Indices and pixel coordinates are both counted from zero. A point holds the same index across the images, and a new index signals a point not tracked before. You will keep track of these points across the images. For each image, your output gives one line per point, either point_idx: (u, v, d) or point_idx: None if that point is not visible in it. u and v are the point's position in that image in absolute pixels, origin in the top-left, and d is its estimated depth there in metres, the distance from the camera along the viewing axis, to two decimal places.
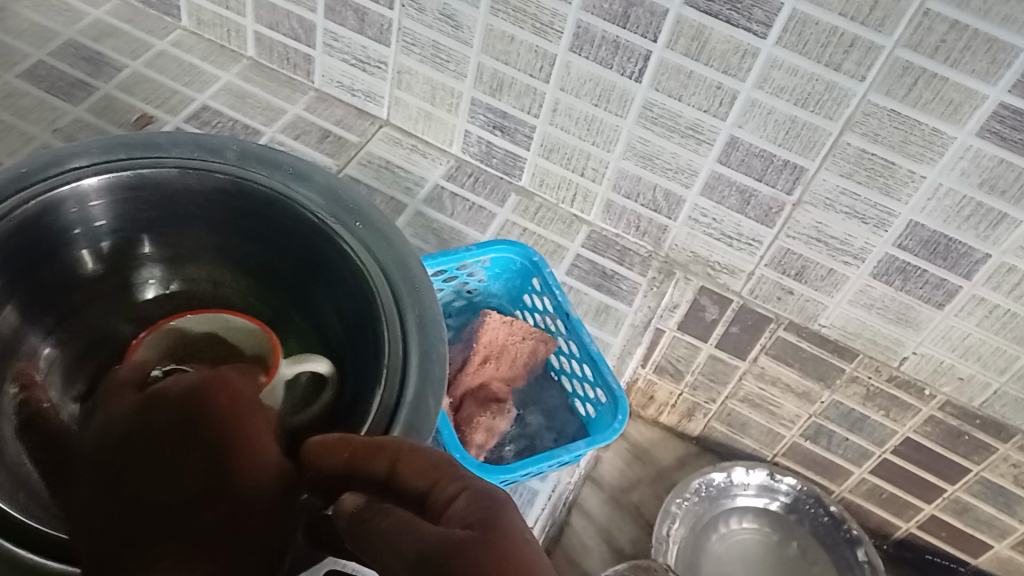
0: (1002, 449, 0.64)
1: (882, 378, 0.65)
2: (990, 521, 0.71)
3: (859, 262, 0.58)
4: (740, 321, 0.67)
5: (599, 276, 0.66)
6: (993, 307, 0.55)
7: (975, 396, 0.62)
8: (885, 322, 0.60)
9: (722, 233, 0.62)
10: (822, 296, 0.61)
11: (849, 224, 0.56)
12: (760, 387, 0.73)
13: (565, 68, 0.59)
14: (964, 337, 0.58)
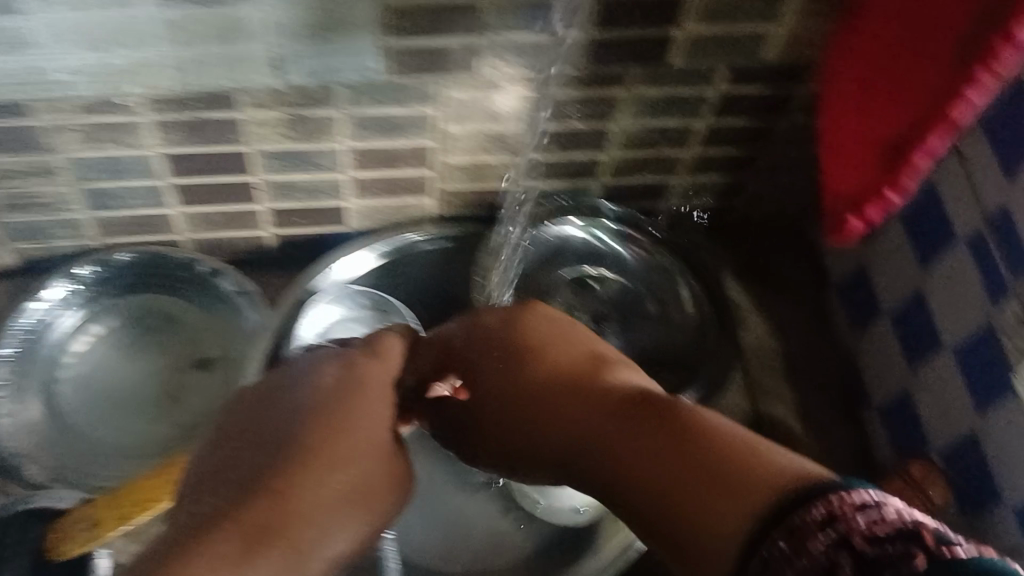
0: (569, 162, 0.85)
1: (508, 120, 0.78)
2: (649, 170, 0.86)
3: (355, 88, 0.72)
4: (277, 159, 0.77)
5: (251, 166, 0.77)
6: (483, 73, 0.73)
7: (580, 118, 0.80)
8: (478, 85, 0.74)
9: (306, 94, 0.71)
10: (402, 109, 0.74)
11: (332, 53, 0.68)
12: (199, 210, 0.81)
13: (28, 95, 0.67)
14: (493, 79, 0.73)
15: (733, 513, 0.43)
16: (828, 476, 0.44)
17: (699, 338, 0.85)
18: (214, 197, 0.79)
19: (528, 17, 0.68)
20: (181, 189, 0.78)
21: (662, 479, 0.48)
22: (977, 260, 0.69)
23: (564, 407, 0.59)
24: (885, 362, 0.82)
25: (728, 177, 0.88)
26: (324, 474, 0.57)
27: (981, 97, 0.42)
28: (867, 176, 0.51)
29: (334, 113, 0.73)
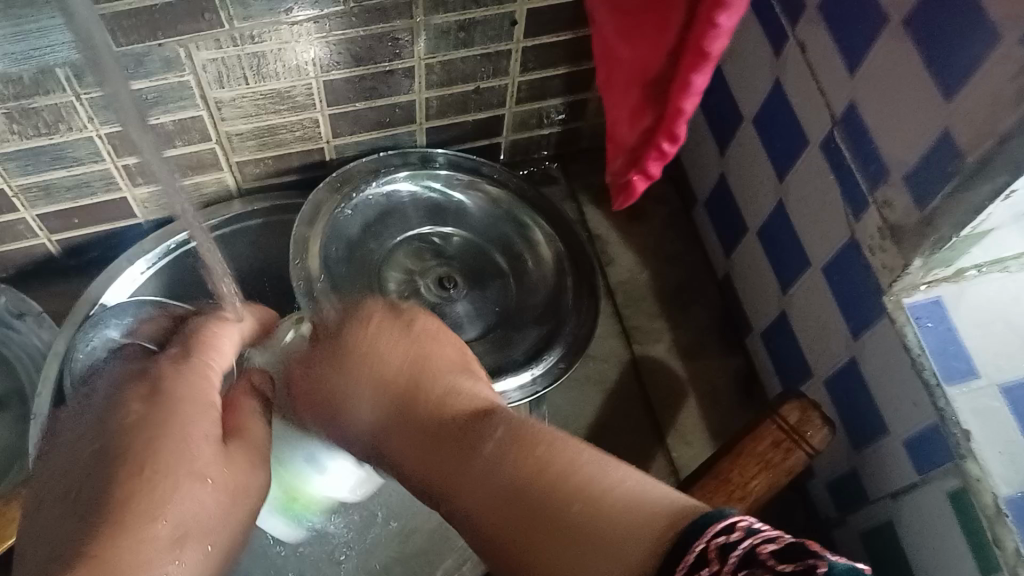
0: (373, 113, 0.72)
1: (281, 83, 0.66)
2: (472, 111, 0.76)
3: (72, 67, 0.59)
4: (15, 159, 0.65)
5: None
6: (230, 28, 0.60)
7: (376, 66, 0.67)
8: (235, 51, 0.62)
9: (22, 88, 0.60)
10: (149, 88, 0.63)
11: (31, 37, 0.56)
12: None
13: None
14: (248, 33, 0.60)
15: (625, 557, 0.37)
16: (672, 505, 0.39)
17: (557, 288, 0.75)
18: None
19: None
20: None
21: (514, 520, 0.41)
22: (832, 167, 0.60)
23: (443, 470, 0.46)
24: (757, 281, 0.74)
25: (564, 99, 0.78)
26: (157, 509, 0.43)
27: (731, 17, 0.32)
28: (643, 117, 0.41)
29: (66, 103, 0.62)
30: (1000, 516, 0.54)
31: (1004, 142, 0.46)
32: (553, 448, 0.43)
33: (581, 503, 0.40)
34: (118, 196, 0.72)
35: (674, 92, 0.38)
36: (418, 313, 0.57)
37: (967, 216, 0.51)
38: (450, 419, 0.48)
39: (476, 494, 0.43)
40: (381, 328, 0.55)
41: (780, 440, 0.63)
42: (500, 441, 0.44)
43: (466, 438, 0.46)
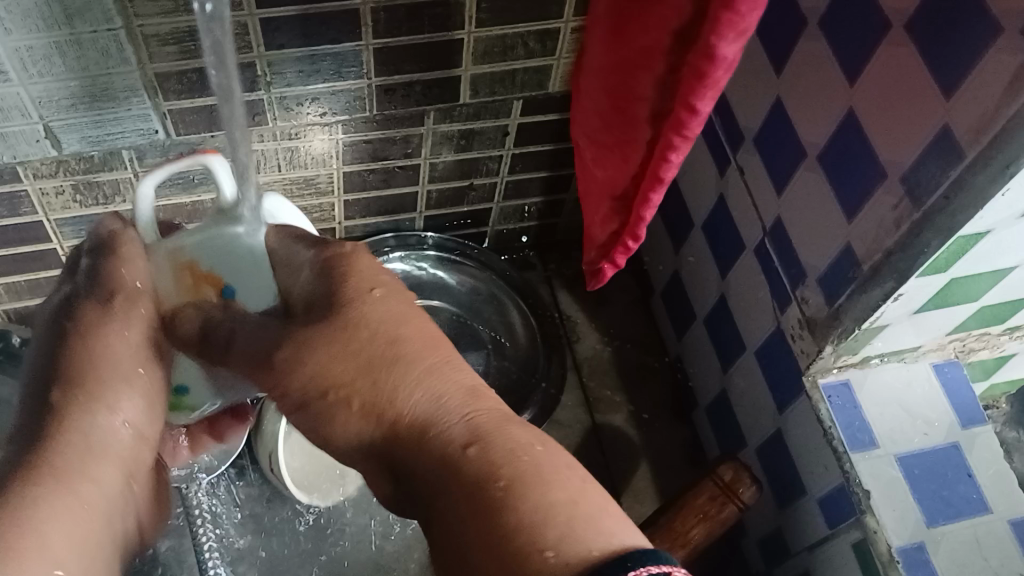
0: (381, 200, 0.84)
1: (305, 170, 0.78)
2: (463, 204, 0.88)
3: (135, 150, 0.71)
4: (73, 223, 0.76)
5: (45, 234, 0.76)
6: (273, 126, 0.72)
7: (388, 162, 0.80)
8: (275, 145, 0.74)
9: (92, 164, 0.71)
10: (196, 169, 0.75)
11: (107, 123, 0.67)
12: (3, 278, 0.80)
13: None
14: (288, 131, 0.73)
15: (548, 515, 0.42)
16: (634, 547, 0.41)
17: (532, 359, 0.87)
18: (16, 266, 0.79)
19: (303, 70, 0.67)
20: None
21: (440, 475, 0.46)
22: (763, 267, 0.73)
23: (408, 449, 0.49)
24: (701, 361, 0.86)
25: (544, 199, 0.90)
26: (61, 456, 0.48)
27: (679, 158, 0.45)
28: (611, 223, 0.53)
29: (123, 181, 0.73)
30: (892, 562, 0.65)
31: (889, 255, 0.59)
32: (525, 469, 0.44)
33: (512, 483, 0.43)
34: None
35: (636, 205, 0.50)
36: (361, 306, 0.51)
37: (865, 312, 0.63)
38: (440, 444, 0.47)
39: (454, 518, 0.45)
40: (382, 385, 0.49)
41: (716, 495, 0.74)
42: (464, 441, 0.47)
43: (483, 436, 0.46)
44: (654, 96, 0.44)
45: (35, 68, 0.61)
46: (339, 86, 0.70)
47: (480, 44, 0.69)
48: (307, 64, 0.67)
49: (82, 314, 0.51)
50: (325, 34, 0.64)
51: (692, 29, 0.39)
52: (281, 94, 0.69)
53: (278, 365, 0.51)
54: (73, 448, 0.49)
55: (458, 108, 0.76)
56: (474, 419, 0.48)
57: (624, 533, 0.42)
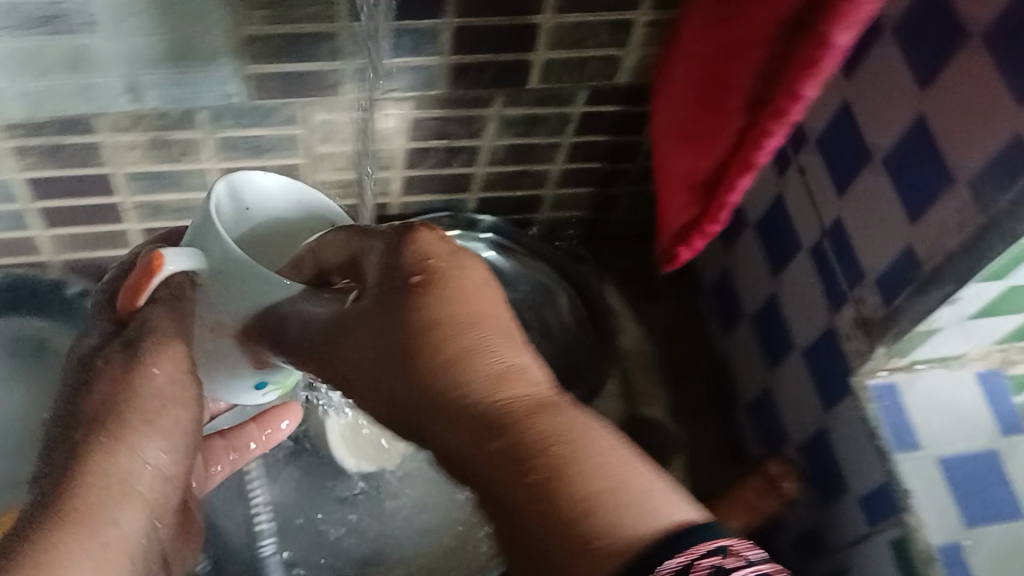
0: (440, 179, 0.86)
1: (373, 142, 0.80)
2: (518, 189, 0.89)
3: (212, 111, 0.72)
4: (141, 180, 0.77)
5: (108, 188, 0.77)
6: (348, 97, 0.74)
7: (449, 140, 0.81)
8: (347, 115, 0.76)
9: (167, 122, 0.72)
10: (265, 135, 0.76)
11: (188, 83, 0.69)
12: (66, 231, 0.81)
13: None
14: (361, 102, 0.75)
15: (583, 521, 0.42)
16: (693, 515, 0.43)
17: (579, 345, 0.89)
18: (80, 221, 0.80)
19: (385, 44, 0.69)
20: (46, 213, 0.78)
21: (467, 460, 0.47)
22: (818, 267, 0.75)
23: (436, 428, 0.49)
24: (746, 360, 0.88)
25: (597, 192, 0.92)
26: (94, 463, 0.48)
27: (772, 147, 0.45)
28: (688, 213, 0.54)
29: (195, 141, 0.75)
30: (932, 560, 0.66)
31: (952, 257, 0.60)
32: (565, 457, 0.44)
33: (543, 478, 0.44)
34: None
35: (721, 191, 0.50)
36: (430, 273, 0.52)
37: (922, 314, 0.65)
38: (474, 431, 0.47)
39: (493, 501, 0.46)
40: (427, 375, 0.49)
41: (763, 489, 0.77)
42: (490, 432, 0.46)
43: (509, 424, 0.46)
44: (749, 85, 0.45)
45: (127, 21, 0.63)
46: (414, 60, 0.71)
47: (555, 29, 0.71)
48: (391, 39, 0.69)
49: (110, 356, 0.52)
50: (411, 9, 0.66)
51: (798, 21, 0.40)
52: (359, 66, 0.71)
53: (330, 348, 0.54)
54: (95, 483, 0.47)
55: (524, 92, 0.77)
56: (501, 407, 0.47)
57: (681, 509, 0.43)
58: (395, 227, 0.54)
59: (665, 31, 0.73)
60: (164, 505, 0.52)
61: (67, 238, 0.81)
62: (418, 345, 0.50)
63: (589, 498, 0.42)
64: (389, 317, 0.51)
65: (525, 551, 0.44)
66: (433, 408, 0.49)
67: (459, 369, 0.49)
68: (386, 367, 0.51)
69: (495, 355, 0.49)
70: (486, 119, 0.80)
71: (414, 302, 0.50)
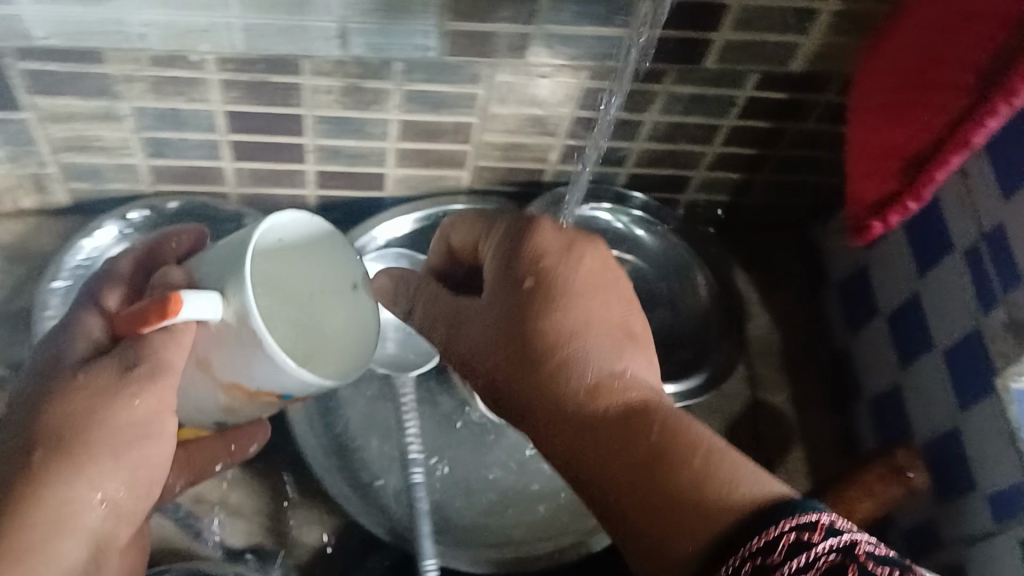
0: (599, 151, 0.89)
1: (545, 105, 0.83)
2: (669, 167, 0.92)
3: (407, 62, 0.77)
4: (328, 123, 0.82)
5: (297, 128, 0.83)
6: (532, 60, 0.77)
7: (614, 113, 0.84)
8: (527, 78, 0.80)
9: (363, 69, 0.77)
10: (448, 90, 0.80)
11: (391, 34, 0.73)
12: (250, 164, 0.87)
13: (104, 55, 0.72)
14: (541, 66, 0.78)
15: (698, 500, 0.52)
16: (778, 490, 0.53)
17: (709, 324, 0.90)
18: (265, 156, 0.86)
19: (577, 11, 0.72)
20: (237, 145, 0.84)
21: (580, 451, 0.58)
22: (972, 269, 0.76)
23: (551, 425, 0.59)
24: (878, 357, 0.89)
25: (743, 179, 0.95)
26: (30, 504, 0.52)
27: (996, 123, 0.47)
28: (888, 186, 0.57)
29: (385, 90, 0.80)
30: None
31: None
32: (680, 451, 0.55)
33: (665, 471, 0.54)
34: (385, 175, 0.90)
35: (930, 167, 0.53)
36: (549, 265, 0.62)
37: None
38: (587, 423, 0.58)
39: (604, 493, 0.56)
40: (538, 371, 0.59)
41: (887, 474, 0.77)
42: (601, 430, 0.57)
43: (619, 421, 0.57)
44: (985, 64, 0.47)
45: None
46: (601, 29, 0.74)
47: (741, 9, 0.73)
48: (585, 8, 0.72)
49: (98, 372, 0.56)
50: None
51: None
52: (548, 33, 0.74)
53: (451, 333, 0.63)
54: (38, 512, 0.52)
55: (697, 72, 0.80)
56: (604, 410, 0.58)
57: (762, 480, 0.54)
58: (509, 226, 0.64)
59: (847, 23, 0.75)
60: (111, 536, 0.56)
61: (251, 171, 0.87)
62: (535, 340, 0.60)
63: (696, 484, 0.53)
64: (513, 316, 0.61)
65: (632, 526, 0.54)
66: (543, 397, 0.59)
67: (573, 367, 0.60)
68: (502, 356, 0.61)
69: (596, 357, 0.60)
70: (654, 96, 0.82)
71: (539, 299, 0.61)
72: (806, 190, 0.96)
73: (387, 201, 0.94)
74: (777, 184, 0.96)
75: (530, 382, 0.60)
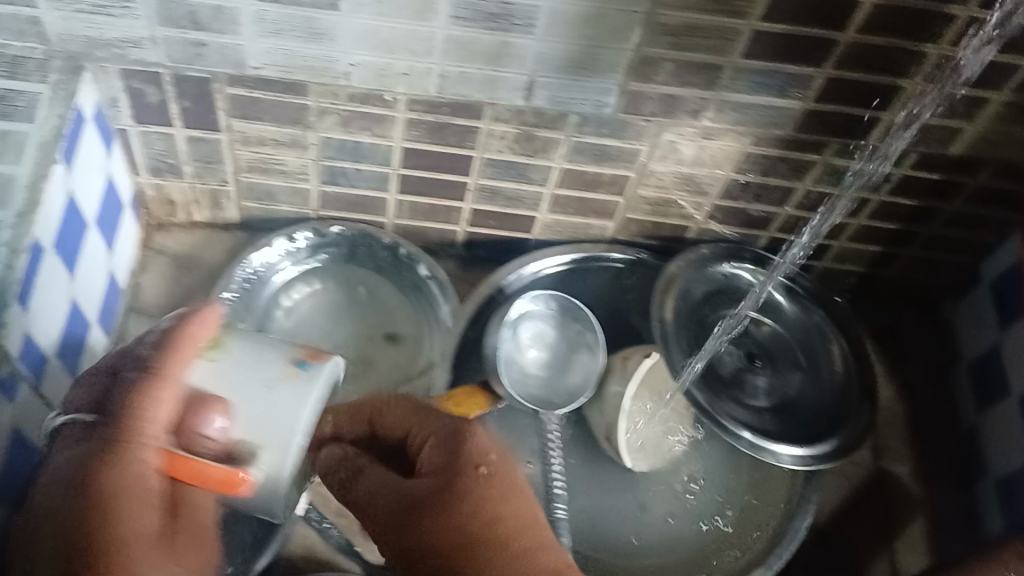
0: (747, 214, 0.91)
1: (700, 167, 0.84)
2: (811, 234, 0.94)
3: (583, 117, 0.79)
4: (496, 166, 0.86)
5: (466, 167, 0.87)
6: (701, 123, 0.79)
7: (770, 180, 0.86)
8: (694, 140, 0.81)
9: (538, 120, 0.80)
10: (614, 146, 0.83)
11: (574, 89, 0.76)
12: (412, 198, 0.91)
13: (307, 88, 0.78)
14: (708, 130, 0.80)
15: None
16: None
17: (843, 393, 0.91)
18: (430, 190, 0.90)
19: (756, 82, 0.75)
20: (405, 178, 0.89)
21: None
22: None
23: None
24: (1005, 437, 0.90)
25: (882, 251, 0.96)
26: None
27: None
28: None
29: (555, 142, 0.83)
30: None
31: None
32: None
33: None
34: (536, 218, 0.93)
35: None
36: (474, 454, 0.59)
37: None
38: None
39: None
40: (488, 557, 0.55)
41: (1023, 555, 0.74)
42: None
43: None
44: None
45: (550, 29, 0.71)
46: (776, 100, 0.76)
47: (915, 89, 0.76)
48: (763, 80, 0.74)
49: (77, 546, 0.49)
50: (796, 56, 0.72)
51: None
52: (724, 99, 0.76)
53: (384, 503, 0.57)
54: None
55: (860, 145, 0.82)
56: None
57: None
58: (381, 405, 0.63)
59: (1016, 114, 0.78)
60: None
61: (414, 202, 0.92)
62: (461, 517, 0.55)
63: None
64: (451, 498, 0.56)
65: None
66: None
67: (453, 526, 0.55)
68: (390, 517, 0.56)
69: (516, 538, 0.56)
70: (811, 167, 0.84)
71: (458, 477, 0.57)
72: (942, 265, 0.98)
73: (532, 242, 0.97)
74: (913, 258, 0.97)
75: (491, 567, 0.54)
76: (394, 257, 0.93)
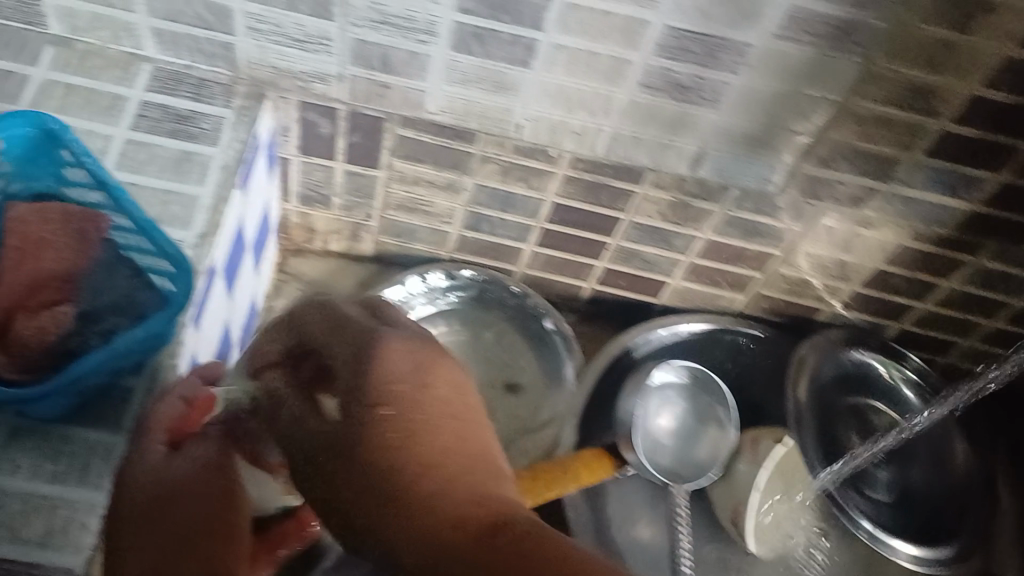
0: (882, 303, 0.91)
1: (848, 255, 0.84)
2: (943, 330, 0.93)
3: (743, 193, 0.79)
4: (641, 230, 0.86)
5: (610, 228, 0.87)
6: (862, 211, 0.79)
7: (915, 275, 0.86)
8: (849, 228, 0.81)
9: (697, 190, 0.80)
10: (767, 224, 0.82)
11: (743, 163, 0.76)
12: (548, 251, 0.92)
13: (475, 136, 0.78)
14: (867, 218, 0.80)
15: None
16: None
17: (964, 496, 0.89)
18: (568, 246, 0.90)
19: (929, 179, 0.75)
20: (546, 231, 0.89)
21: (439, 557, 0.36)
22: None
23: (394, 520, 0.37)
24: None
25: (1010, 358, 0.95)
26: None
27: None
28: None
29: (707, 215, 0.82)
30: None
31: None
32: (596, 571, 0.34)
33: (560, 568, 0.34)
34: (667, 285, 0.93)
35: None
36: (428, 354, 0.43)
37: None
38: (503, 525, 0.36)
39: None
40: (438, 475, 0.38)
41: None
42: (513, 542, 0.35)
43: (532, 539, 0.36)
44: None
45: (736, 104, 0.71)
46: (943, 199, 0.77)
47: None
48: (937, 178, 0.75)
49: None
50: (976, 159, 0.72)
51: None
52: (893, 191, 0.76)
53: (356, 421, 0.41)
54: None
55: (1016, 253, 0.81)
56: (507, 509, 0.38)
57: None
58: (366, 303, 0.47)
59: None
60: None
61: (550, 255, 0.92)
62: (420, 414, 0.40)
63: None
64: (414, 401, 0.40)
65: None
66: (473, 503, 0.38)
67: (403, 429, 0.39)
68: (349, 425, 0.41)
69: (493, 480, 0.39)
70: (961, 267, 0.84)
71: (405, 381, 0.41)
72: None
73: (656, 307, 0.97)
74: None
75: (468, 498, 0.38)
76: (522, 308, 0.94)
